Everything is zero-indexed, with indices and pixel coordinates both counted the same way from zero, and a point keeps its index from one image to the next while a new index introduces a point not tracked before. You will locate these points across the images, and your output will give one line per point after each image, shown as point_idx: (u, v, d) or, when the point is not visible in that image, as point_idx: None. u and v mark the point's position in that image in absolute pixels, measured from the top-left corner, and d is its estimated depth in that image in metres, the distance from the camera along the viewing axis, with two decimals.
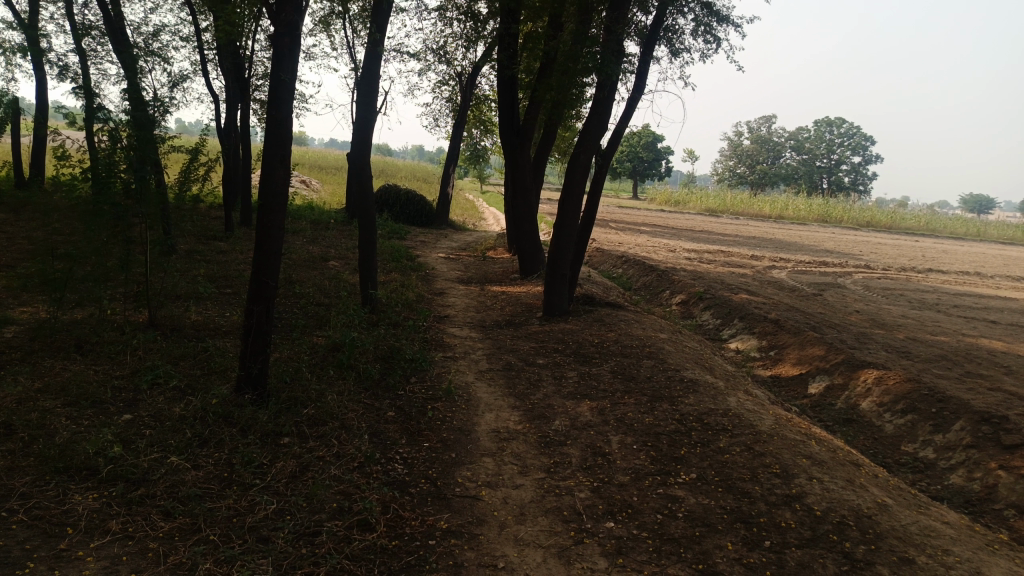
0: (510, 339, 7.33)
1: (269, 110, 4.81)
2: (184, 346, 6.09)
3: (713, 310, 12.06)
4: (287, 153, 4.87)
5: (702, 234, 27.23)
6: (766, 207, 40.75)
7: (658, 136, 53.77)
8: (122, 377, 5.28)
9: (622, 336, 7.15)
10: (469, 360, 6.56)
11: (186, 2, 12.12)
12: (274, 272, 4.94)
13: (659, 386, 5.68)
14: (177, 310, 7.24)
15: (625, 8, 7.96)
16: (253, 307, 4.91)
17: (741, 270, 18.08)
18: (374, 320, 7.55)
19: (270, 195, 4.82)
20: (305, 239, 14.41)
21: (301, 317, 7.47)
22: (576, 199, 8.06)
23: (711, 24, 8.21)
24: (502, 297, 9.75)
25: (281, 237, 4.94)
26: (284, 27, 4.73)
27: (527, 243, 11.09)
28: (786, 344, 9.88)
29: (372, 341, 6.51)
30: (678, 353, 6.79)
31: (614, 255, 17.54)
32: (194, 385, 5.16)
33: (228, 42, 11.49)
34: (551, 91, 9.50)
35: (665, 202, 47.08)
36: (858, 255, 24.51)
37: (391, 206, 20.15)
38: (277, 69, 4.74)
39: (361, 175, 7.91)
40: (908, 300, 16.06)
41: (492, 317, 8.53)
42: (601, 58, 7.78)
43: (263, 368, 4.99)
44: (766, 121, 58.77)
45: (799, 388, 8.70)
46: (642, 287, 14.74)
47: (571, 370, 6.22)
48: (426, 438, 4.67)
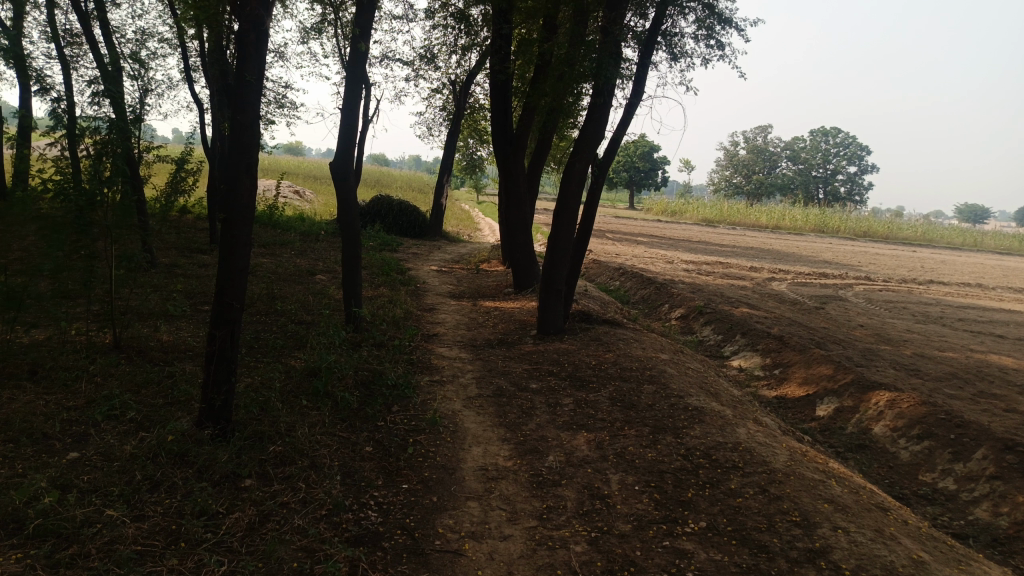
0: (501, 361, 6.88)
1: (233, 114, 4.37)
2: (147, 372, 5.62)
3: (714, 326, 11.62)
4: (253, 161, 4.43)
5: (699, 245, 26.83)
6: (763, 217, 40.37)
7: (655, 147, 53.51)
8: (75, 408, 4.82)
9: (620, 357, 6.70)
10: (457, 385, 6.09)
11: (171, 8, 11.71)
12: (239, 292, 4.48)
13: (662, 416, 5.22)
14: (146, 331, 6.78)
15: (623, 11, 7.55)
16: (216, 331, 4.45)
17: (741, 282, 17.65)
18: (357, 340, 7.10)
19: (235, 207, 4.39)
20: (292, 251, 13.96)
21: (279, 338, 7.01)
22: (571, 211, 7.62)
23: (714, 29, 7.81)
24: (494, 313, 9.30)
25: (248, 253, 4.50)
26: (248, 22, 4.30)
27: (521, 256, 10.65)
28: (792, 362, 9.44)
29: (352, 364, 6.05)
30: (681, 377, 6.33)
31: (612, 267, 17.12)
32: (153, 417, 4.70)
33: (213, 49, 11.07)
34: (545, 97, 9.08)
35: (662, 212, 46.66)
36: (858, 267, 24.14)
37: (383, 217, 19.71)
38: (242, 69, 4.31)
39: (345, 188, 7.46)
40: (912, 314, 15.63)
41: (483, 335, 8.07)
42: (597, 62, 7.36)
43: (227, 400, 4.54)
44: (762, 131, 58.63)
45: (807, 410, 8.24)
46: (640, 300, 14.30)
47: (567, 396, 5.76)
48: (405, 479, 4.21)
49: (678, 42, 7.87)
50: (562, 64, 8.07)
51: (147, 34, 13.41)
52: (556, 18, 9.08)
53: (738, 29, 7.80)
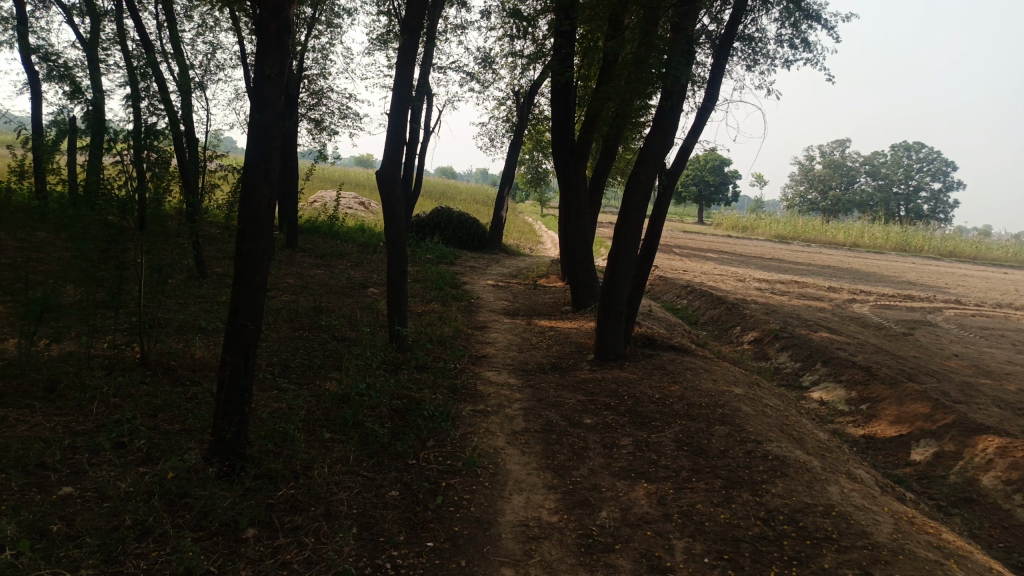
0: (554, 390, 6.22)
1: (253, 114, 3.89)
2: (168, 393, 5.21)
3: (791, 352, 10.68)
4: (272, 166, 3.93)
5: (771, 262, 25.53)
6: (840, 234, 38.45)
7: (725, 161, 52.05)
8: (83, 434, 4.41)
9: (688, 391, 5.95)
10: (502, 418, 5.45)
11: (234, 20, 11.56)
12: (257, 312, 3.99)
13: (737, 466, 4.47)
14: (177, 347, 6.42)
15: (697, 5, 6.84)
16: (229, 356, 3.97)
17: (819, 304, 16.49)
18: (397, 362, 6.56)
19: (251, 217, 3.90)
20: (348, 263, 13.68)
21: (316, 358, 6.56)
22: (635, 225, 6.91)
23: (800, 26, 7.02)
24: (550, 333, 8.64)
25: (266, 269, 3.99)
26: (270, 10, 3.78)
27: (580, 271, 9.99)
28: (881, 397, 8.45)
29: (388, 390, 5.50)
30: (758, 417, 5.53)
31: (679, 284, 16.25)
32: (163, 448, 4.25)
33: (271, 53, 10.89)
34: (610, 101, 8.40)
35: (732, 228, 45.09)
36: (945, 289, 22.51)
37: (443, 229, 19.36)
38: (261, 62, 3.81)
39: (392, 198, 6.94)
40: (1013, 343, 14.19)
41: (536, 358, 7.43)
42: (668, 61, 6.66)
43: (240, 433, 4.04)
44: (840, 145, 56.30)
45: (900, 454, 7.27)
46: (709, 321, 13.42)
47: (625, 436, 5.06)
48: (432, 535, 3.62)
49: (757, 42, 7.11)
50: (628, 65, 7.38)
51: (215, 48, 13.39)
52: (623, 19, 8.44)
53: (827, 25, 6.98)
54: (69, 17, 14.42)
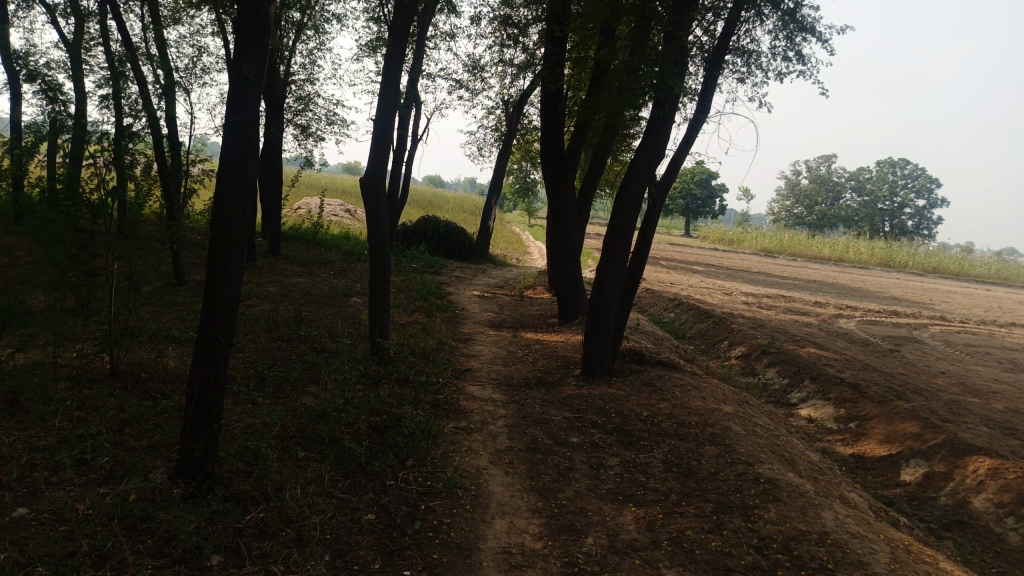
0: (539, 406, 6.05)
1: (229, 116, 3.72)
2: (137, 407, 4.99)
3: (779, 368, 10.57)
4: (248, 171, 3.75)
5: (758, 276, 25.55)
6: (826, 248, 38.60)
7: (712, 175, 52.28)
8: (44, 450, 4.18)
9: (677, 409, 5.80)
10: (486, 435, 5.27)
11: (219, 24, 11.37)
12: (229, 324, 3.80)
13: (727, 490, 4.32)
14: (150, 357, 6.19)
15: (690, 14, 6.74)
16: (198, 370, 3.77)
17: (806, 319, 16.45)
18: (378, 376, 6.36)
19: (224, 223, 3.70)
20: (332, 271, 13.48)
21: (294, 370, 6.35)
22: (624, 237, 6.76)
23: (794, 38, 6.93)
24: (536, 347, 8.47)
25: (240, 278, 3.80)
26: (248, 7, 3.62)
27: (568, 284, 9.82)
28: (870, 415, 8.34)
29: (368, 405, 5.31)
30: (748, 436, 5.39)
31: (666, 297, 16.16)
32: (128, 467, 4.03)
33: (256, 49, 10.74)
34: (599, 111, 8.27)
35: (719, 241, 45.17)
36: (930, 305, 22.59)
37: (430, 238, 19.18)
38: (238, 61, 3.65)
39: (376, 206, 6.75)
40: (998, 360, 14.18)
41: (522, 373, 7.25)
42: (660, 71, 6.54)
43: (209, 452, 3.84)
44: (826, 161, 56.73)
45: (889, 475, 7.16)
46: (696, 335, 13.30)
47: (613, 456, 4.89)
48: (409, 563, 3.43)
49: (750, 54, 7.02)
50: (619, 75, 7.27)
51: (202, 51, 13.17)
52: (614, 29, 8.36)
53: (820, 39, 6.90)
54: (51, 17, 14.16)
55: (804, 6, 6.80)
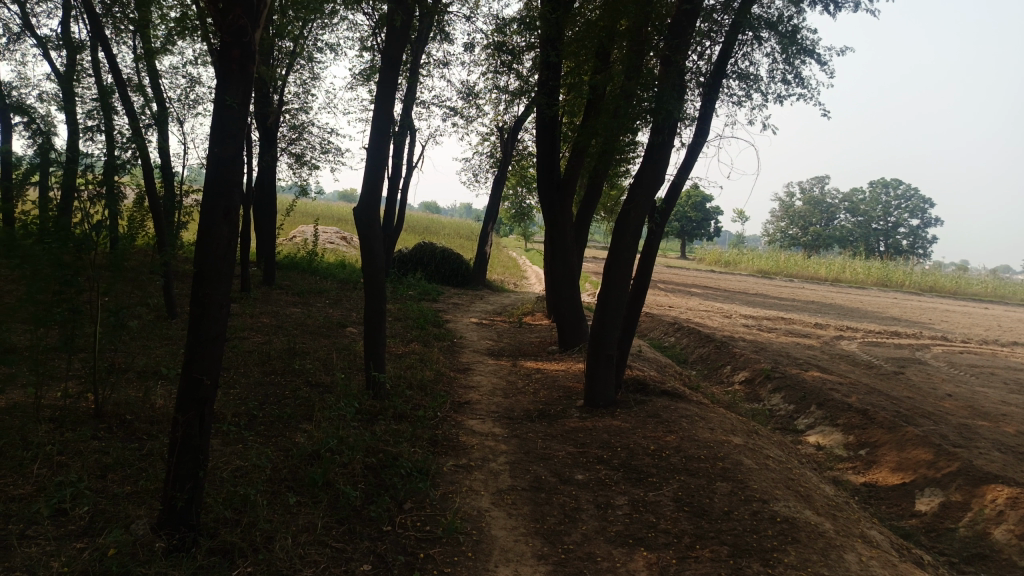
0: (542, 440, 5.83)
1: (212, 147, 3.55)
2: (122, 450, 4.75)
3: (784, 394, 10.36)
4: (233, 204, 3.57)
5: (756, 298, 25.39)
6: (823, 269, 38.50)
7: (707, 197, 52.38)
8: (20, 500, 3.94)
9: (685, 441, 5.58)
10: (486, 474, 5.04)
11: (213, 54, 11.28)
12: (214, 365, 3.59)
13: (743, 531, 4.09)
14: (136, 396, 5.95)
15: (689, 37, 6.62)
16: (182, 414, 3.56)
17: (807, 341, 16.26)
18: (374, 412, 6.13)
19: (207, 259, 3.51)
20: (327, 301, 13.28)
21: (287, 407, 6.13)
22: (625, 263, 6.57)
23: (794, 60, 6.83)
24: (536, 376, 8.26)
25: (226, 316, 3.61)
26: (231, 34, 3.47)
27: (567, 311, 9.62)
28: (880, 442, 8.12)
29: (363, 444, 5.09)
30: (761, 471, 5.17)
31: (666, 321, 15.96)
32: (109, 517, 3.80)
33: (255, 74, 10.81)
34: (596, 135, 8.14)
35: (715, 262, 45.11)
36: (930, 325, 22.42)
37: (426, 265, 19.01)
38: (222, 91, 3.52)
39: (370, 236, 6.56)
40: (1003, 381, 13.97)
41: (522, 404, 7.03)
42: (658, 94, 6.41)
43: (194, 500, 3.62)
44: (820, 182, 56.95)
45: (904, 504, 6.92)
46: (698, 360, 13.09)
47: (620, 494, 4.67)
48: None
49: (749, 77, 6.90)
50: (616, 99, 7.15)
51: (196, 82, 13.08)
52: (609, 53, 8.28)
53: (820, 60, 6.79)
54: (43, 49, 14.09)
55: (803, 28, 6.71)
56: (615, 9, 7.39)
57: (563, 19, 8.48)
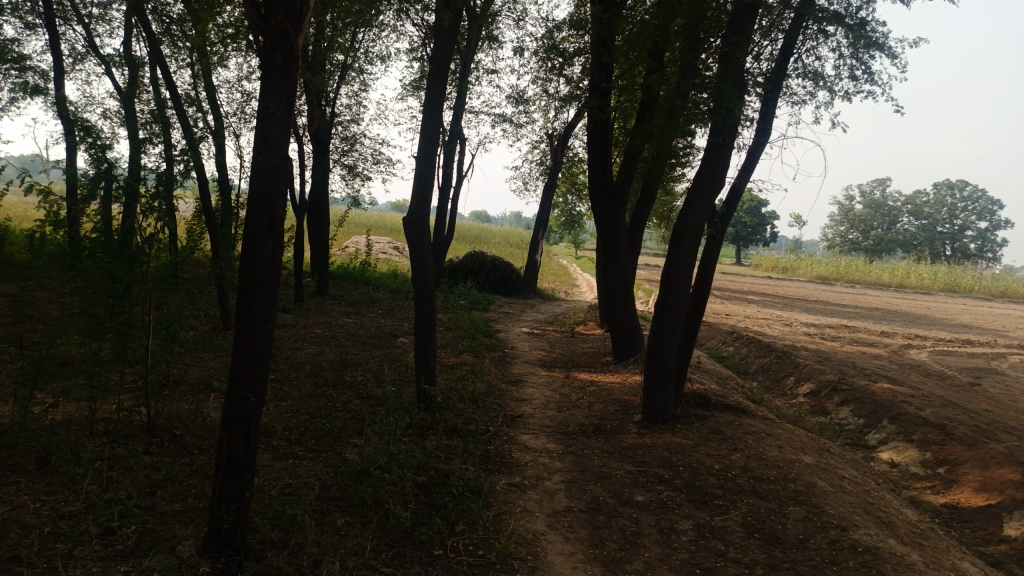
0: (598, 457, 5.58)
1: (257, 156, 3.44)
2: (171, 465, 4.69)
3: (853, 406, 9.84)
4: (278, 215, 3.46)
5: (817, 305, 24.54)
6: (886, 274, 37.09)
7: (763, 202, 51.17)
8: (70, 518, 3.88)
9: (752, 461, 5.24)
10: (541, 493, 4.81)
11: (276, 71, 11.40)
12: (259, 382, 3.48)
13: (821, 562, 3.78)
14: (188, 409, 5.93)
15: (749, 32, 6.29)
16: (227, 433, 3.45)
17: (874, 350, 15.56)
18: (425, 426, 5.96)
19: (252, 272, 3.40)
20: (379, 311, 13.28)
21: (338, 420, 6.03)
22: (685, 270, 6.26)
23: (862, 54, 6.42)
24: (591, 389, 7.99)
25: (271, 331, 3.48)
26: (273, 38, 3.35)
27: (621, 320, 9.31)
28: (961, 460, 7.58)
29: (415, 461, 4.92)
30: (837, 494, 4.81)
31: (724, 330, 15.47)
32: (155, 539, 3.69)
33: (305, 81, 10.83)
34: (649, 139, 7.88)
35: (772, 268, 44.00)
36: (1005, 332, 21.29)
37: (476, 274, 18.92)
38: (265, 98, 3.41)
39: (419, 245, 6.43)
40: None
41: (577, 419, 6.78)
42: (717, 93, 6.11)
43: (239, 521, 3.50)
44: (880, 185, 55.08)
45: (992, 529, 6.41)
46: (759, 371, 12.61)
47: (684, 518, 4.39)
48: None
49: (814, 73, 6.54)
50: (670, 100, 6.88)
51: (250, 97, 13.29)
52: (663, 54, 8.00)
53: (891, 53, 6.39)
54: (106, 67, 14.53)
55: (873, 19, 6.29)
56: (670, 8, 7.12)
57: (615, 22, 8.25)
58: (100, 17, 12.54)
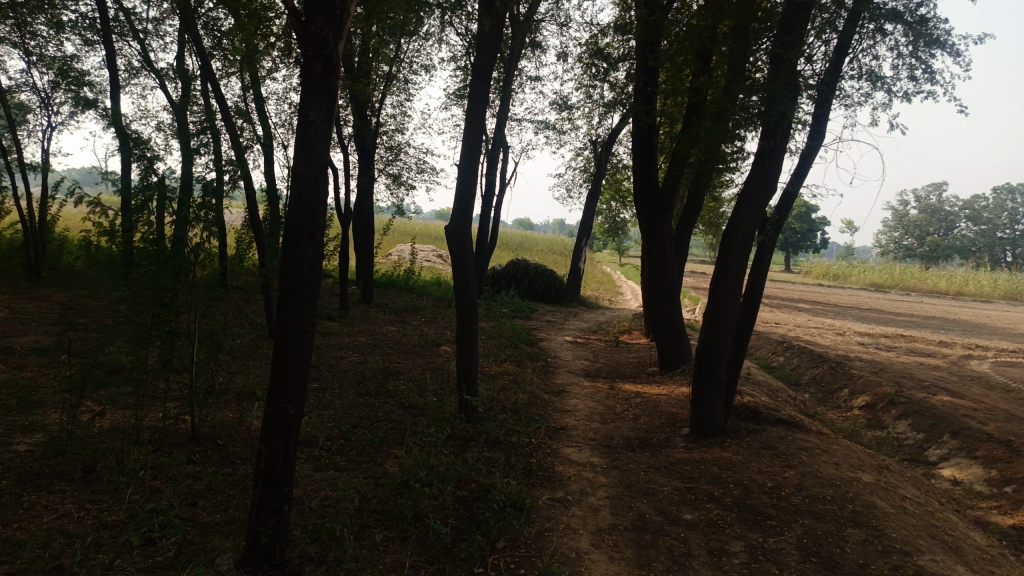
0: (645, 472, 5.41)
1: (297, 165, 3.40)
2: (214, 475, 4.69)
3: (911, 420, 9.43)
4: (318, 224, 3.40)
5: (870, 314, 23.80)
6: (943, 281, 35.81)
7: (812, 208, 50.04)
8: (114, 527, 3.89)
9: (807, 479, 5.01)
10: (585, 509, 4.67)
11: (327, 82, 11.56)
12: (299, 394, 3.43)
13: None
14: (232, 418, 5.95)
15: (802, 32, 6.06)
16: (266, 444, 3.41)
17: (932, 361, 14.95)
18: (466, 438, 5.88)
19: (292, 281, 3.35)
20: (422, 319, 13.28)
21: (380, 430, 5.99)
22: (734, 278, 6.06)
23: (923, 52, 6.12)
24: (636, 400, 7.81)
25: (310, 342, 3.43)
26: (312, 46, 3.31)
27: (668, 330, 9.09)
28: None
29: (457, 473, 4.83)
30: (899, 516, 4.55)
31: (773, 339, 15.07)
32: (196, 551, 3.67)
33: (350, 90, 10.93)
34: (696, 145, 7.69)
35: (823, 275, 42.92)
36: None
37: (519, 282, 18.85)
38: (306, 107, 3.37)
39: (461, 254, 6.36)
40: None
41: (622, 431, 6.61)
42: (768, 95, 5.90)
43: (278, 534, 3.45)
44: (936, 190, 53.30)
45: None
46: (811, 382, 12.21)
47: (736, 538, 4.20)
48: None
49: (870, 73, 6.27)
50: (718, 103, 6.69)
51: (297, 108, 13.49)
52: (710, 56, 7.80)
53: (954, 51, 6.09)
54: (160, 81, 14.92)
55: (934, 16, 6.00)
56: (718, 9, 6.92)
57: (661, 25, 8.08)
58: (155, 31, 12.88)
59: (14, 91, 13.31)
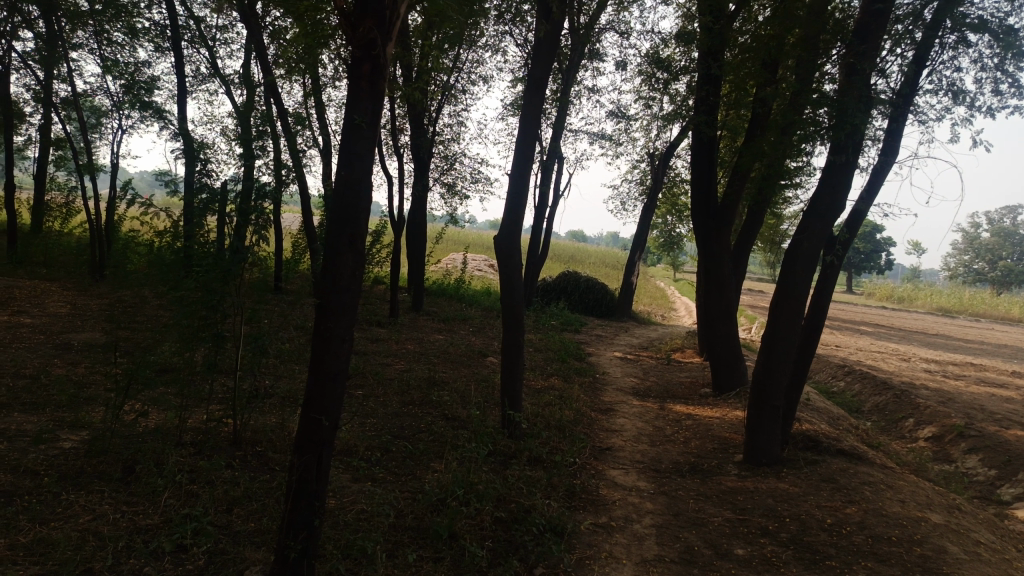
0: (694, 500, 5.14)
1: (341, 170, 3.29)
2: (250, 482, 4.61)
3: (982, 456, 8.86)
4: (360, 231, 3.28)
5: (937, 340, 22.76)
6: (1016, 308, 34.08)
7: (877, 228, 48.38)
8: (146, 532, 3.84)
9: (870, 517, 4.67)
10: (630, 537, 4.44)
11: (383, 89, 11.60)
12: (334, 406, 3.30)
13: None
14: (274, 423, 5.91)
15: (878, 41, 5.72)
16: (300, 456, 3.29)
17: (1005, 392, 14.12)
18: (508, 454, 5.70)
19: (331, 289, 3.23)
20: (470, 328, 13.19)
21: (421, 442, 5.86)
22: (797, 298, 5.74)
23: (1010, 65, 5.73)
24: (687, 423, 7.50)
25: (348, 353, 3.30)
26: (361, 47, 3.20)
27: (723, 350, 8.75)
28: None
29: (496, 492, 4.66)
30: (973, 563, 4.19)
31: (833, 362, 14.47)
32: (225, 562, 3.58)
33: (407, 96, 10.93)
34: (759, 160, 7.37)
35: (886, 298, 41.40)
36: None
37: (570, 294, 18.62)
38: (351, 111, 3.25)
39: (510, 266, 6.19)
40: None
41: (671, 455, 6.34)
42: (840, 107, 5.58)
43: (308, 549, 3.33)
44: (1011, 212, 50.93)
45: None
46: (872, 409, 11.64)
47: None
48: None
49: (950, 87, 5.91)
50: (784, 116, 6.38)
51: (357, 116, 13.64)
52: (777, 67, 7.49)
53: None
54: (227, 87, 15.29)
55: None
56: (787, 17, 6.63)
57: (725, 34, 7.82)
58: (224, 39, 13.21)
59: (89, 95, 13.82)
